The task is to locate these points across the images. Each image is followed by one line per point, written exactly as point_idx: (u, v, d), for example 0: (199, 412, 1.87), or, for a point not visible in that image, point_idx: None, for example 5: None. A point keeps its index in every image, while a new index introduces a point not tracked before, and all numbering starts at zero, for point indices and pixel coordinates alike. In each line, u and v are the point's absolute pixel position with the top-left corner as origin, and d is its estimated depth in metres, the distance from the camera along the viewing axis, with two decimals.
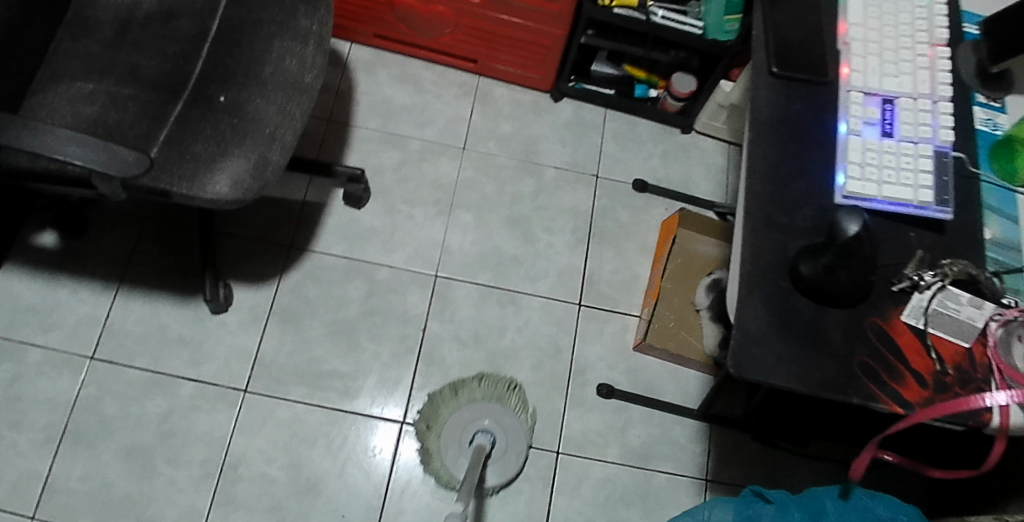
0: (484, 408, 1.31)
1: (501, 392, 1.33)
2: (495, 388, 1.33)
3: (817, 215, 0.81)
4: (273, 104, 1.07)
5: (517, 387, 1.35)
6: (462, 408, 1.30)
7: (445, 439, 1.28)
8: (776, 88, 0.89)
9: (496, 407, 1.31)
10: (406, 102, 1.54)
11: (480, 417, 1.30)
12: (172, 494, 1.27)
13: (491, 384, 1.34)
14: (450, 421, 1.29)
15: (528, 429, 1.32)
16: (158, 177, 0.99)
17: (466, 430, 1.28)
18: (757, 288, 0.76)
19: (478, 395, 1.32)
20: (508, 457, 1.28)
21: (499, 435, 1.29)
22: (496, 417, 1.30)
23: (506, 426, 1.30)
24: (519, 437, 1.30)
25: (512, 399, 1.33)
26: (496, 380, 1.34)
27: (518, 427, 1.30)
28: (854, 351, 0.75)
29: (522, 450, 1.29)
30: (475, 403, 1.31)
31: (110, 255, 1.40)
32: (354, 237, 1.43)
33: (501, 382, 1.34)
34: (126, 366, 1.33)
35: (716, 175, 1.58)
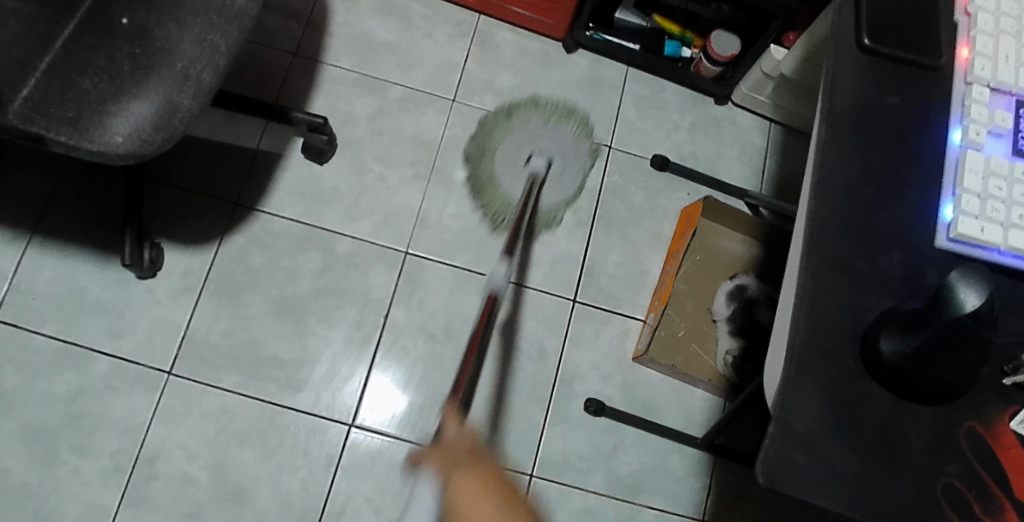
0: (539, 129, 1.23)
1: (557, 121, 1.25)
2: (553, 113, 1.26)
3: (906, 263, 0.58)
4: (190, 33, 0.84)
5: (575, 113, 1.28)
6: (514, 133, 1.24)
7: (500, 155, 1.22)
8: (868, 69, 0.63)
9: (558, 137, 1.22)
10: (389, 40, 1.30)
11: (534, 145, 1.20)
12: (74, 487, 1.06)
13: (551, 110, 1.27)
14: (502, 146, 1.23)
15: (589, 151, 1.26)
16: (32, 119, 0.75)
17: (517, 163, 1.19)
18: (813, 367, 0.54)
19: (532, 116, 1.26)
20: (566, 177, 1.22)
21: (555, 158, 1.20)
22: (551, 150, 1.20)
23: (568, 154, 1.22)
24: (578, 165, 1.24)
25: (568, 125, 1.25)
26: (558, 109, 1.27)
27: (579, 150, 1.24)
28: (941, 468, 0.54)
29: (576, 184, 1.24)
30: (530, 123, 1.25)
31: (23, 197, 1.15)
32: (312, 199, 1.20)
33: (560, 108, 1.27)
34: (32, 331, 1.11)
35: (752, 157, 1.34)
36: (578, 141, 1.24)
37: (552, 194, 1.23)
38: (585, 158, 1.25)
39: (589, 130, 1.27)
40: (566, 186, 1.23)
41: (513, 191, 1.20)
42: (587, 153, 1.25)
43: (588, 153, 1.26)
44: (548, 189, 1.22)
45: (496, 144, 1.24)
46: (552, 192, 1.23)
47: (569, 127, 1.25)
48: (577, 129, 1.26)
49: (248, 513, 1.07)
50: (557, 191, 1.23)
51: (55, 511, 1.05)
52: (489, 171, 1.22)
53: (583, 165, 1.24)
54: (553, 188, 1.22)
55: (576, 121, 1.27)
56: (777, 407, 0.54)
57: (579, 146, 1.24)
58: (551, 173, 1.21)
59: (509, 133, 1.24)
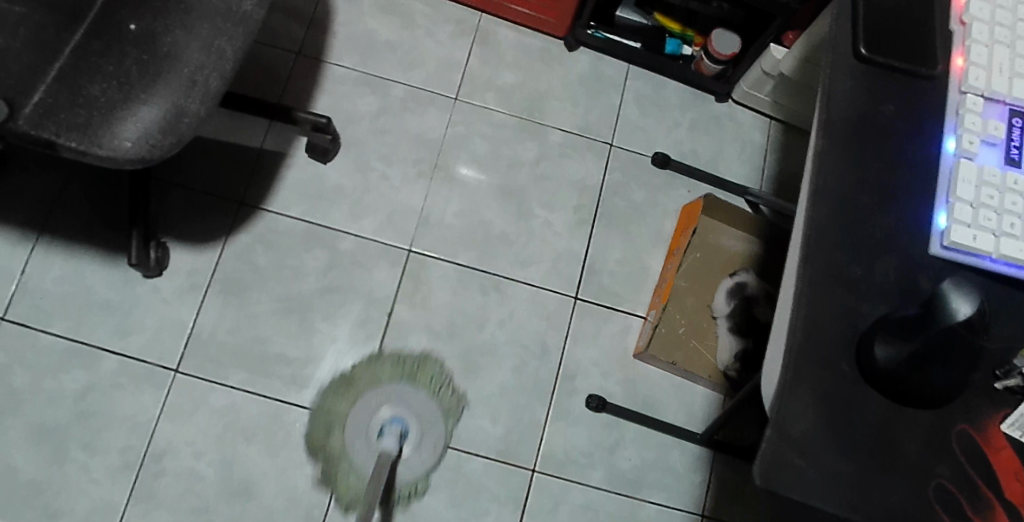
0: (389, 396, 1.15)
1: (410, 371, 1.16)
2: (400, 365, 1.17)
3: (900, 270, 0.60)
4: (197, 38, 0.85)
5: (429, 356, 1.18)
6: (366, 395, 1.15)
7: (350, 431, 1.13)
8: (864, 78, 0.64)
9: (408, 401, 1.15)
10: (392, 39, 1.30)
11: (380, 415, 1.14)
12: (84, 484, 1.08)
13: (396, 363, 1.17)
14: (351, 417, 1.14)
15: (447, 410, 1.16)
16: (43, 125, 0.77)
17: (369, 432, 1.13)
18: (809, 373, 0.56)
19: (382, 376, 1.16)
20: (426, 438, 1.14)
21: (410, 427, 1.14)
22: (402, 415, 1.14)
23: (421, 419, 1.15)
24: (437, 435, 1.15)
25: (423, 378, 1.16)
26: (398, 359, 1.17)
27: (434, 418, 1.15)
28: (933, 471, 0.56)
29: (438, 452, 1.14)
30: (381, 386, 1.16)
31: (29, 198, 1.17)
32: (316, 198, 1.21)
33: (408, 359, 1.17)
34: (40, 330, 1.12)
35: (752, 154, 1.35)
36: (431, 397, 1.16)
37: (416, 461, 1.13)
38: (444, 426, 1.15)
39: (447, 383, 1.17)
40: (428, 453, 1.14)
41: (366, 462, 1.12)
42: (446, 414, 1.15)
43: (448, 410, 1.15)
44: (405, 462, 1.12)
45: (343, 416, 1.14)
46: (413, 461, 1.13)
47: (426, 388, 1.16)
48: (434, 375, 1.17)
49: (255, 508, 1.09)
50: (413, 465, 1.13)
51: (66, 507, 1.07)
52: (337, 449, 1.13)
53: (445, 427, 1.15)
54: (414, 455, 1.13)
55: (433, 366, 1.17)
56: (773, 412, 0.55)
57: (436, 403, 1.15)
58: (406, 451, 1.13)
59: (356, 401, 1.14)
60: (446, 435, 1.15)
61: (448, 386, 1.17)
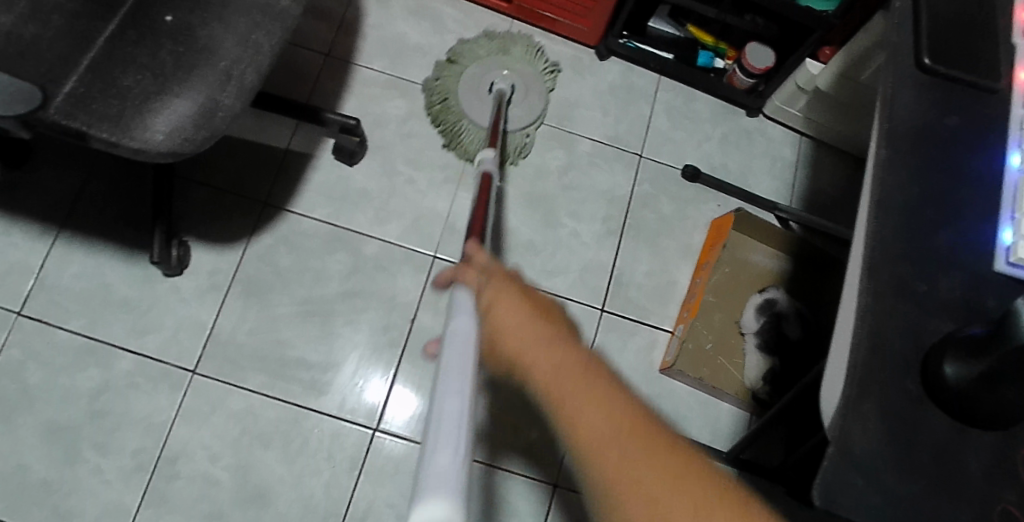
0: (491, 64, 1.23)
1: (503, 42, 1.24)
2: (494, 43, 1.24)
3: (965, 286, 0.57)
4: (234, 32, 0.84)
5: (513, 37, 1.26)
6: (472, 66, 1.22)
7: (463, 96, 1.22)
8: (927, 88, 0.63)
9: (506, 64, 1.23)
10: (421, 43, 1.29)
11: (490, 77, 1.22)
12: (95, 486, 1.05)
13: (489, 40, 1.25)
14: (462, 81, 1.22)
15: (543, 74, 1.25)
16: (74, 115, 0.75)
17: (480, 94, 1.21)
18: (873, 390, 0.53)
19: (480, 54, 1.23)
20: (530, 100, 1.24)
21: (514, 84, 1.23)
22: (510, 78, 1.23)
23: (524, 83, 1.24)
24: (537, 93, 1.25)
25: (516, 48, 1.25)
26: (494, 36, 1.26)
27: (532, 76, 1.25)
28: (1004, 499, 0.53)
29: (541, 102, 1.25)
30: (479, 60, 1.23)
31: (52, 191, 1.15)
32: (341, 200, 1.20)
33: (498, 35, 1.26)
34: (57, 327, 1.10)
35: (782, 170, 1.33)
36: (528, 59, 1.24)
37: (521, 115, 1.24)
38: (543, 84, 1.25)
39: (539, 51, 1.26)
40: (531, 108, 1.24)
41: (481, 119, 1.20)
42: (540, 74, 1.25)
43: (544, 75, 1.26)
44: (514, 111, 1.23)
45: (454, 90, 1.22)
46: (517, 116, 1.23)
47: (522, 55, 1.24)
48: (525, 48, 1.25)
49: (269, 516, 1.07)
50: (522, 112, 1.24)
51: (76, 509, 1.04)
52: (451, 116, 1.21)
53: (542, 86, 1.25)
54: (519, 110, 1.23)
55: (523, 42, 1.26)
56: (834, 430, 0.53)
57: (535, 69, 1.25)
58: (514, 99, 1.23)
59: (465, 70, 1.23)
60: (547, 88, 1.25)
61: (537, 53, 1.25)
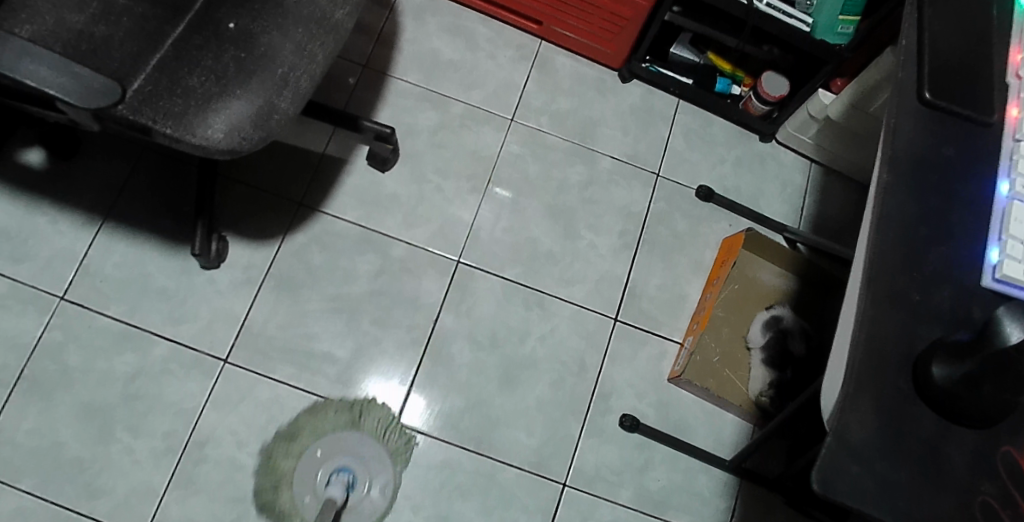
0: (332, 449, 1.14)
1: (352, 418, 1.16)
2: (345, 410, 1.16)
3: (956, 298, 0.63)
4: (291, 40, 0.91)
5: (369, 403, 1.17)
6: (311, 451, 1.14)
7: (297, 489, 1.12)
8: (927, 118, 0.69)
9: (362, 441, 1.15)
10: (454, 59, 1.37)
11: (330, 464, 1.14)
12: (127, 465, 1.11)
13: (341, 411, 1.16)
14: (298, 471, 1.13)
15: (396, 451, 1.15)
16: (141, 110, 0.82)
17: (317, 483, 1.13)
18: (869, 387, 0.59)
19: (328, 425, 1.15)
20: (377, 482, 1.13)
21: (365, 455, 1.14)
22: (354, 461, 1.14)
23: (375, 459, 1.15)
24: (387, 476, 1.14)
25: (369, 421, 1.16)
26: (343, 403, 1.16)
27: (385, 454, 1.15)
28: (979, 488, 0.59)
29: (392, 488, 1.14)
30: (325, 436, 1.15)
31: (99, 183, 1.21)
32: (372, 204, 1.26)
33: (356, 403, 1.17)
34: (97, 312, 1.16)
35: (792, 194, 1.39)
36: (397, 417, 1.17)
37: (371, 497, 1.13)
38: (396, 462, 1.15)
39: (396, 425, 1.16)
40: (382, 488, 1.13)
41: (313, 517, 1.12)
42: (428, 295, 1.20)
43: (396, 453, 1.15)
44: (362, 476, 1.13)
45: (288, 477, 1.12)
46: (365, 505, 1.12)
47: (371, 433, 1.16)
48: (380, 421, 1.16)
49: (290, 502, 1.12)
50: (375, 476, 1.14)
51: (108, 486, 1.10)
52: (285, 499, 1.12)
53: (395, 442, 1.16)
54: (374, 487, 1.13)
55: (376, 410, 1.17)
56: (833, 422, 0.58)
57: (384, 448, 1.15)
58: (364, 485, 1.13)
59: (301, 459, 1.13)
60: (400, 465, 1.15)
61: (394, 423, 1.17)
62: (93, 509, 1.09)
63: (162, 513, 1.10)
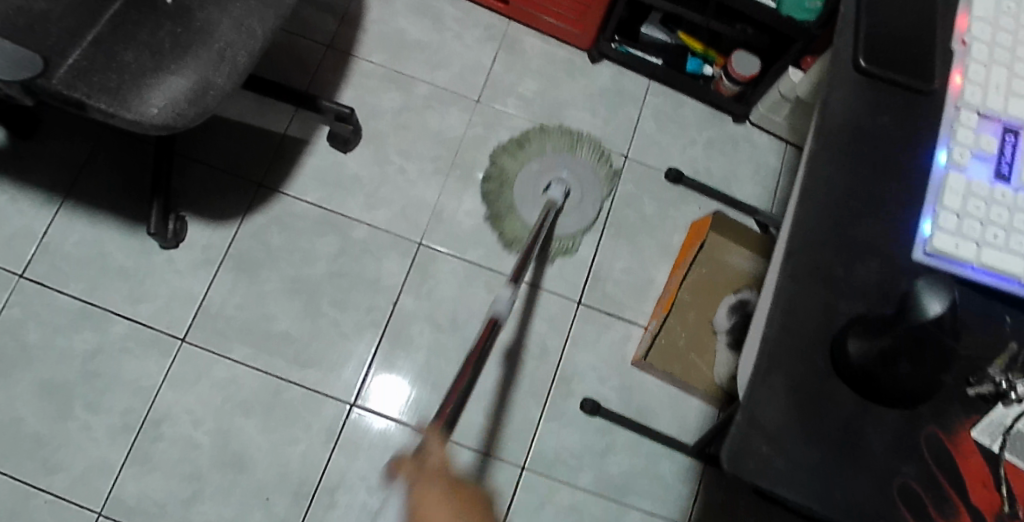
0: (550, 163, 1.20)
1: (571, 143, 1.25)
2: (565, 138, 1.26)
3: (882, 273, 0.62)
4: (229, 16, 0.91)
5: (583, 137, 1.27)
6: (529, 166, 1.21)
7: (517, 194, 1.20)
8: (863, 88, 0.66)
9: (561, 157, 1.21)
10: (420, 39, 1.35)
11: (550, 174, 1.20)
12: (84, 442, 1.11)
13: (562, 136, 1.26)
14: (521, 173, 1.21)
15: (604, 177, 1.23)
16: (74, 85, 0.81)
17: (536, 192, 1.19)
18: (783, 362, 0.58)
19: (549, 142, 1.25)
20: (585, 205, 1.20)
21: (573, 183, 1.19)
22: (567, 174, 1.19)
23: (580, 183, 1.20)
24: (594, 197, 1.21)
25: (581, 150, 1.24)
26: (565, 132, 1.26)
27: (592, 179, 1.20)
28: (898, 470, 0.58)
29: (595, 210, 1.21)
30: (544, 155, 1.22)
31: (59, 162, 1.21)
32: (334, 185, 1.25)
33: (566, 133, 1.26)
34: (56, 290, 1.16)
35: (765, 177, 1.36)
36: (598, 176, 1.21)
37: (569, 223, 1.20)
38: (600, 188, 1.21)
39: (605, 156, 1.26)
40: (580, 214, 1.20)
41: (530, 219, 1.19)
42: (604, 181, 1.22)
43: (605, 176, 1.23)
44: (564, 217, 1.20)
45: (512, 177, 1.22)
46: (567, 224, 1.21)
47: (586, 156, 1.24)
48: (590, 150, 1.26)
49: (246, 481, 1.11)
50: (575, 216, 1.21)
51: (64, 462, 1.10)
52: (511, 221, 1.21)
53: (601, 190, 1.21)
54: (570, 217, 1.20)
55: (589, 147, 1.26)
56: (745, 398, 0.58)
57: (596, 171, 1.22)
58: (570, 200, 1.19)
59: (513, 180, 1.22)
60: (603, 195, 1.22)
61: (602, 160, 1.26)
62: (50, 484, 1.09)
63: (117, 491, 1.09)
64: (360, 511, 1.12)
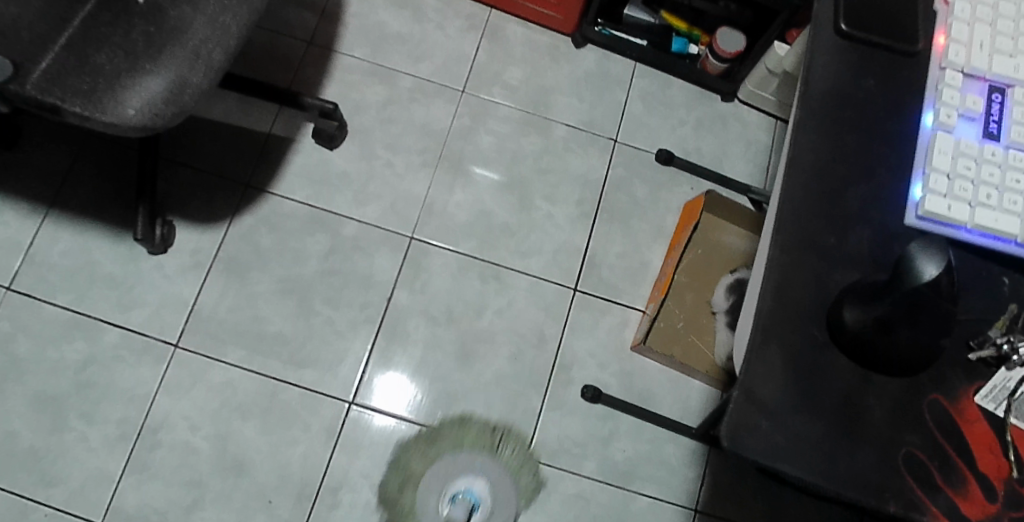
0: (468, 466, 1.14)
1: (490, 444, 1.15)
2: (484, 435, 1.16)
3: (874, 238, 0.62)
4: (203, 13, 0.89)
5: (564, 208, 1.27)
6: (439, 467, 1.14)
7: (422, 492, 1.12)
8: (845, 54, 0.67)
9: (464, 467, 1.14)
10: (402, 32, 1.33)
11: (461, 477, 1.14)
12: (81, 453, 1.10)
13: (480, 431, 1.16)
14: (429, 474, 1.13)
15: (524, 488, 1.15)
16: (49, 90, 0.80)
17: (444, 492, 1.12)
18: (778, 335, 0.57)
19: (465, 443, 1.15)
20: None
21: (483, 493, 1.13)
22: (478, 478, 1.13)
23: (495, 499, 1.13)
24: (507, 512, 1.13)
25: (505, 454, 1.15)
26: (483, 427, 1.16)
27: (509, 492, 1.14)
28: (901, 439, 0.57)
29: None
30: (459, 454, 1.15)
31: (42, 172, 1.19)
32: (321, 182, 1.23)
33: (491, 428, 1.16)
34: (45, 301, 1.15)
35: (756, 154, 1.35)
36: (512, 493, 1.14)
37: None
38: (519, 500, 1.14)
39: (531, 466, 1.15)
40: None
41: None
42: (520, 494, 1.14)
43: (523, 493, 1.14)
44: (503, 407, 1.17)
45: (420, 475, 1.13)
46: None
47: (507, 461, 1.15)
48: (515, 452, 1.16)
49: (247, 485, 1.10)
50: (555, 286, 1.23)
51: (62, 474, 1.09)
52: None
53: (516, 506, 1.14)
54: None
55: (512, 440, 1.16)
56: (742, 374, 0.57)
57: (514, 480, 1.14)
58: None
59: (420, 485, 1.13)
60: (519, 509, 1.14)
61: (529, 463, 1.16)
62: (49, 497, 1.08)
63: (117, 501, 1.08)
64: (363, 510, 1.11)
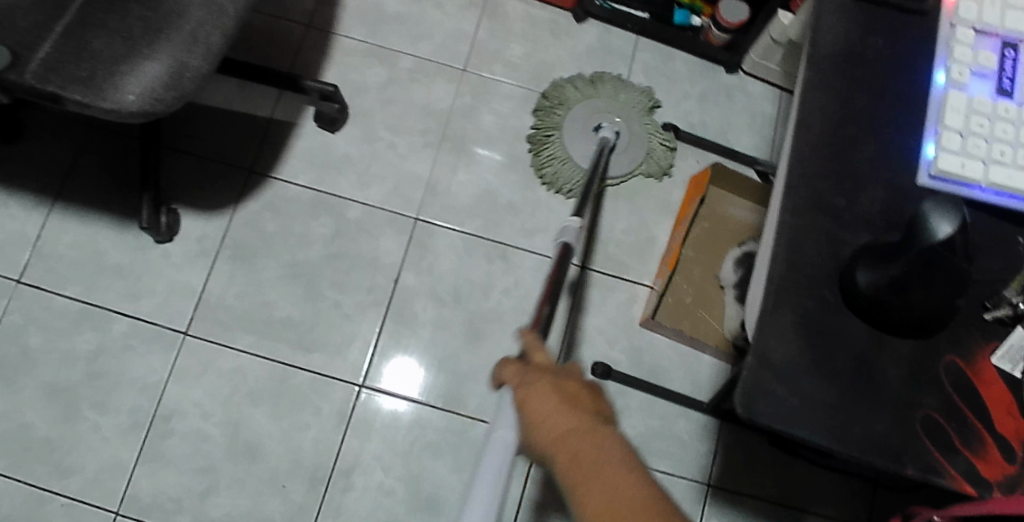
0: (607, 108, 1.27)
1: (647, 104, 1.29)
2: (622, 88, 1.29)
3: (886, 199, 0.61)
4: None
5: None
6: (578, 109, 1.26)
7: (570, 118, 1.26)
8: (852, 12, 0.66)
9: (611, 104, 1.27)
10: (400, 12, 1.32)
11: (601, 117, 1.26)
12: (94, 443, 1.10)
13: (613, 82, 1.30)
14: (568, 121, 1.26)
15: (642, 98, 1.29)
16: (49, 79, 0.80)
17: (586, 131, 1.25)
18: (790, 298, 0.57)
19: (600, 92, 1.28)
20: (632, 151, 1.26)
21: (621, 132, 1.26)
22: (618, 119, 1.26)
23: (626, 112, 1.27)
24: (639, 133, 1.27)
25: (630, 95, 1.29)
26: (620, 82, 1.30)
27: (640, 128, 1.27)
28: (918, 401, 0.56)
29: (644, 152, 1.27)
30: (597, 98, 1.28)
31: (47, 165, 1.19)
32: (324, 166, 1.23)
33: (619, 81, 1.30)
34: (54, 294, 1.15)
35: (762, 126, 1.34)
36: (641, 113, 1.28)
37: (624, 162, 1.26)
38: (643, 119, 1.28)
39: (654, 101, 1.29)
40: (630, 160, 1.26)
41: (582, 160, 1.24)
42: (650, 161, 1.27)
43: (641, 101, 1.29)
44: (615, 161, 1.26)
45: (563, 118, 1.26)
46: (621, 161, 1.26)
47: (630, 91, 1.29)
48: (632, 95, 1.29)
49: (260, 470, 1.11)
50: (625, 160, 1.26)
51: (76, 465, 1.09)
52: (561, 165, 1.24)
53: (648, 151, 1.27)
54: (622, 155, 1.26)
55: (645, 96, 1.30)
56: (755, 340, 0.56)
57: (643, 118, 1.28)
58: (618, 145, 1.26)
59: (571, 109, 1.27)
60: (651, 152, 1.27)
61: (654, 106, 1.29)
62: (64, 488, 1.08)
63: (131, 490, 1.09)
64: (378, 492, 1.11)
